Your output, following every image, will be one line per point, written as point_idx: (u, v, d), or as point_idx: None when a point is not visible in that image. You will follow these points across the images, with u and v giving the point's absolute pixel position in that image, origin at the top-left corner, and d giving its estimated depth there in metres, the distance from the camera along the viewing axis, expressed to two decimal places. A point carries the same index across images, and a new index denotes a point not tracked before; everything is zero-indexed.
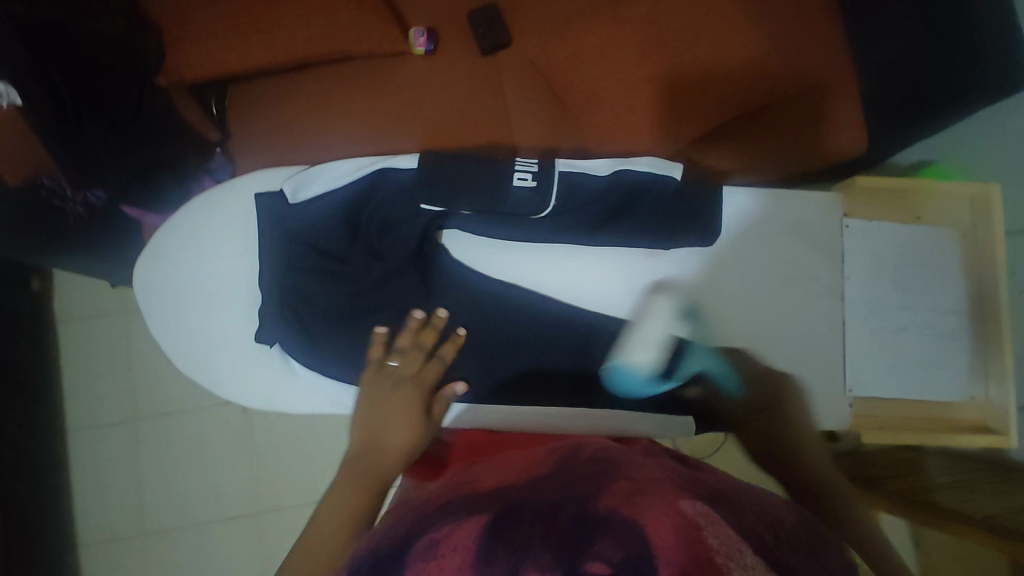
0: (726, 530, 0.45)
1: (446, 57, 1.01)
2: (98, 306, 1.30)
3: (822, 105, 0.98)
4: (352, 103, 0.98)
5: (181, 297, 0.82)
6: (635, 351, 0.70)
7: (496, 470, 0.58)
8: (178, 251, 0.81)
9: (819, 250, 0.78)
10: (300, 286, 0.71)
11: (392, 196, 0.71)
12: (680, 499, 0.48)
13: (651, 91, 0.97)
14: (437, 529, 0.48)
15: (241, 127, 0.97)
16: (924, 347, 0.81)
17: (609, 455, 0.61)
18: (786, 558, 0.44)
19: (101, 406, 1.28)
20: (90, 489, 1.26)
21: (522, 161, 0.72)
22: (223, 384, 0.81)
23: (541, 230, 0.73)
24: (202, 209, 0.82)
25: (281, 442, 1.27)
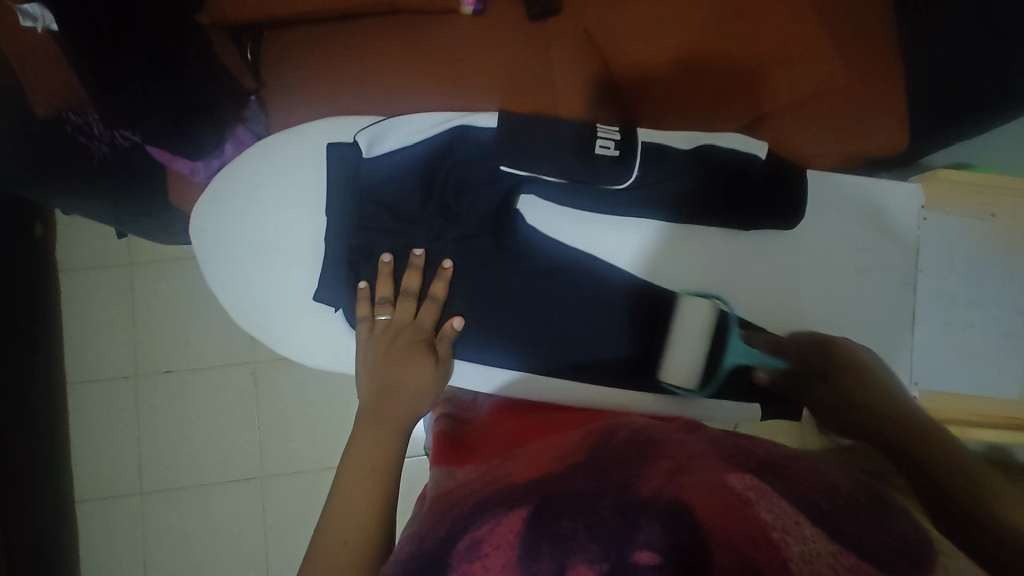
0: (780, 502, 0.40)
1: (496, 20, 0.97)
2: (102, 256, 1.25)
3: (879, 95, 0.96)
4: (394, 59, 0.95)
5: (238, 247, 0.79)
6: (674, 365, 0.73)
7: (530, 460, 0.53)
8: (237, 197, 0.79)
9: (896, 242, 0.79)
10: (367, 240, 0.72)
11: (475, 156, 0.70)
12: (727, 473, 0.44)
13: (704, 72, 0.95)
14: (479, 528, 0.44)
15: (279, 77, 0.94)
16: (989, 344, 0.80)
17: (649, 434, 0.55)
18: (849, 524, 0.39)
19: (105, 359, 1.24)
20: (92, 444, 1.23)
21: (604, 128, 0.69)
22: (280, 340, 0.79)
23: (622, 203, 0.72)
24: (264, 154, 0.79)
25: (291, 406, 1.25)
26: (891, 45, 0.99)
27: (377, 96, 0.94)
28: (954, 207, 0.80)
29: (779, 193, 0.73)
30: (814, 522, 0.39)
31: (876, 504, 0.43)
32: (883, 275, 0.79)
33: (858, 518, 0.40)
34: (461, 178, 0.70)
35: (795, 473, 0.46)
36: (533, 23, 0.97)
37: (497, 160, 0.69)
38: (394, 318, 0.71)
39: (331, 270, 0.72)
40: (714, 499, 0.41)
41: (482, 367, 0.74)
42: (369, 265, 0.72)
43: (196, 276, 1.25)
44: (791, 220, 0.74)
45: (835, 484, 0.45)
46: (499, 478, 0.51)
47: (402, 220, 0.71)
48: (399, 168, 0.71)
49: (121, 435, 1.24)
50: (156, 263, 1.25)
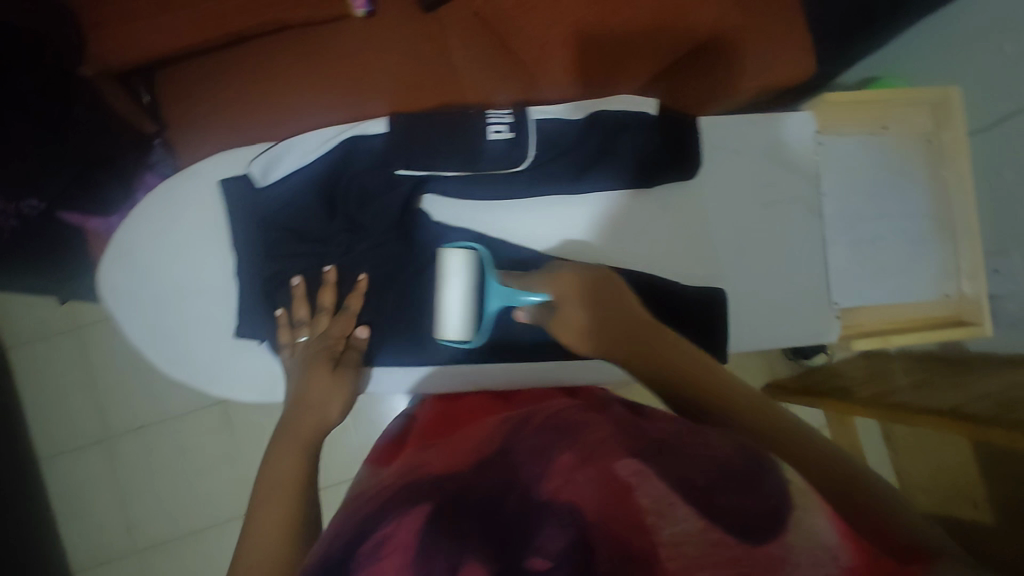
0: (660, 483, 0.42)
1: (388, 20, 0.96)
2: (44, 326, 1.22)
3: (770, 30, 0.98)
4: (294, 79, 0.93)
5: (156, 299, 0.79)
6: (445, 327, 0.72)
7: (445, 455, 0.54)
8: (146, 248, 0.78)
9: (797, 172, 0.81)
10: (280, 268, 0.72)
11: (370, 165, 0.70)
12: (617, 461, 0.45)
13: (606, 34, 0.95)
14: (383, 528, 0.44)
15: (180, 115, 0.92)
16: (900, 254, 0.83)
17: (559, 419, 0.58)
18: (719, 498, 0.41)
19: (68, 429, 1.22)
20: (74, 514, 1.22)
21: (494, 113, 0.70)
22: (214, 382, 0.79)
23: (520, 185, 0.72)
24: (166, 198, 0.78)
25: (265, 436, 1.24)
26: None
27: (280, 117, 0.92)
28: (847, 128, 0.83)
29: (676, 150, 0.75)
30: (687, 501, 0.41)
31: (748, 471, 0.43)
32: (790, 206, 0.81)
33: (730, 489, 0.41)
34: (360, 190, 0.70)
35: (687, 445, 0.47)
36: (427, 15, 0.97)
37: (393, 164, 0.69)
38: (313, 338, 0.71)
39: (253, 306, 0.74)
40: (604, 491, 0.42)
41: (411, 368, 0.75)
42: (285, 292, 0.72)
43: None
44: (690, 168, 0.76)
45: (714, 454, 0.45)
46: (411, 473, 0.53)
47: (307, 241, 0.72)
48: (297, 190, 0.70)
49: (103, 500, 1.22)
50: (103, 322, 1.23)
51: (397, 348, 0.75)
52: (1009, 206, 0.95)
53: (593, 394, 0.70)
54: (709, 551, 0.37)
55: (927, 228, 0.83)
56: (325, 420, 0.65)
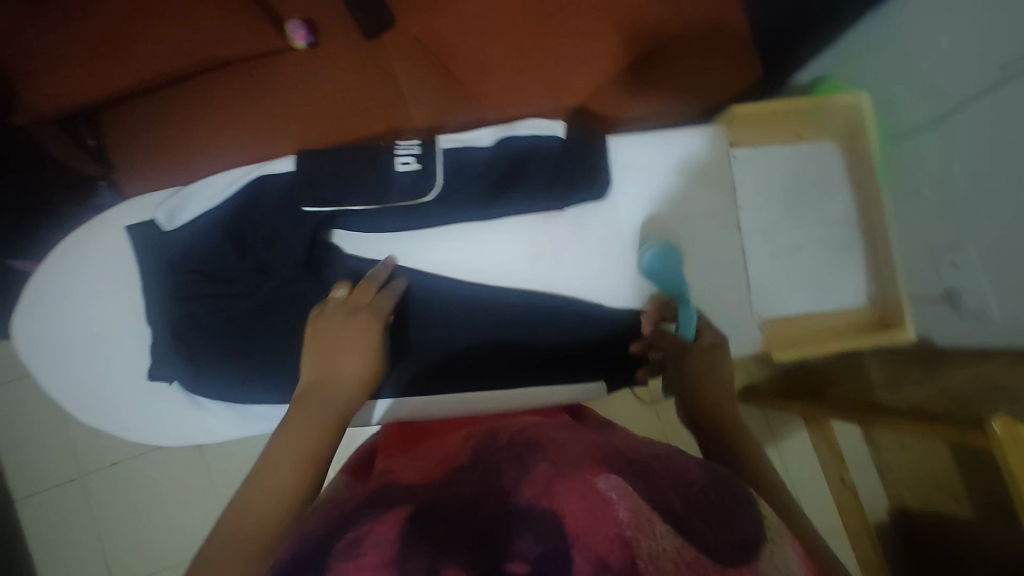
0: (638, 501, 0.42)
1: (330, 48, 0.97)
2: (13, 367, 1.23)
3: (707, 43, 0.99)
4: (237, 113, 0.94)
5: (68, 345, 0.80)
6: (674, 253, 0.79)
7: (413, 463, 0.58)
8: (62, 299, 0.79)
9: (713, 186, 0.82)
10: (189, 311, 0.72)
11: (276, 204, 0.72)
12: (596, 476, 0.45)
13: (540, 52, 0.96)
14: (360, 526, 0.44)
15: (122, 156, 0.93)
16: (821, 261, 0.85)
17: (528, 436, 0.58)
18: (695, 525, 0.42)
19: (43, 468, 1.23)
20: (53, 553, 1.22)
21: (402, 146, 0.74)
22: (130, 428, 0.80)
23: (430, 219, 0.74)
24: (77, 250, 0.79)
25: (238, 467, 1.25)
26: None
27: (224, 152, 0.93)
28: (761, 141, 0.86)
29: (580, 167, 0.76)
30: (664, 519, 0.41)
31: (720, 499, 0.45)
32: (707, 221, 0.82)
33: (705, 517, 0.42)
34: (269, 228, 0.70)
35: (654, 469, 0.49)
36: (370, 41, 0.98)
37: (300, 199, 0.71)
38: (351, 298, 0.70)
39: (167, 349, 0.74)
40: (580, 504, 0.42)
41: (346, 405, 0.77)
42: (197, 335, 0.73)
43: None
44: (601, 188, 0.77)
45: (686, 481, 0.47)
46: (382, 477, 0.56)
47: (218, 282, 0.72)
48: (205, 232, 0.72)
49: (81, 539, 1.23)
50: None
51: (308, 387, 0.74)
52: (959, 203, 0.94)
53: (558, 416, 0.71)
54: (681, 569, 0.38)
55: (847, 235, 0.85)
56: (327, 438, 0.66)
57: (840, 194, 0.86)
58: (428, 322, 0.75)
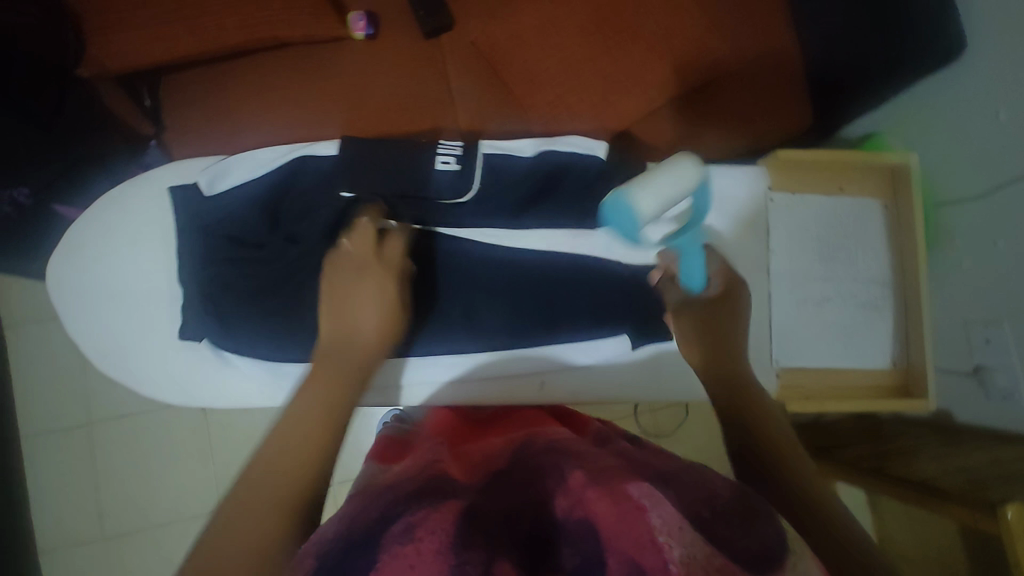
0: (672, 509, 0.41)
1: (388, 42, 1.00)
2: (42, 309, 1.27)
3: (757, 91, 0.99)
4: (290, 93, 0.97)
5: (96, 294, 0.82)
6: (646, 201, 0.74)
7: (457, 461, 0.60)
8: (98, 249, 0.82)
9: (748, 228, 0.83)
10: (218, 273, 0.74)
11: (316, 183, 0.74)
12: (628, 484, 0.44)
13: (592, 71, 0.97)
14: (411, 514, 0.43)
15: (176, 120, 0.96)
16: (850, 316, 0.83)
17: (562, 443, 0.61)
18: (721, 530, 0.42)
19: (53, 411, 1.26)
20: (49, 494, 1.25)
21: (445, 145, 0.76)
22: (144, 383, 0.82)
23: (466, 216, 0.76)
24: (119, 206, 0.82)
25: (238, 436, 1.27)
26: (778, 25, 1.00)
27: (271, 128, 0.96)
28: (805, 188, 0.84)
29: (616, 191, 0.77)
30: (694, 529, 0.40)
31: (743, 510, 0.44)
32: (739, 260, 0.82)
33: (728, 524, 0.42)
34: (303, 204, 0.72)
35: (685, 481, 0.49)
36: (428, 40, 1.00)
37: (337, 185, 0.72)
38: (357, 251, 0.69)
39: (197, 310, 0.76)
40: (613, 506, 0.42)
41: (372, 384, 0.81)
42: (227, 301, 0.74)
43: None
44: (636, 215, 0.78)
45: (713, 492, 0.47)
46: (423, 470, 0.57)
47: (250, 250, 0.74)
48: (245, 200, 0.74)
49: (79, 484, 1.25)
50: None
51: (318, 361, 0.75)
52: (1002, 278, 0.91)
53: (588, 427, 0.73)
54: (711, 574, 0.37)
55: (879, 293, 0.84)
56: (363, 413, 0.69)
57: (876, 249, 0.84)
58: (456, 316, 0.77)
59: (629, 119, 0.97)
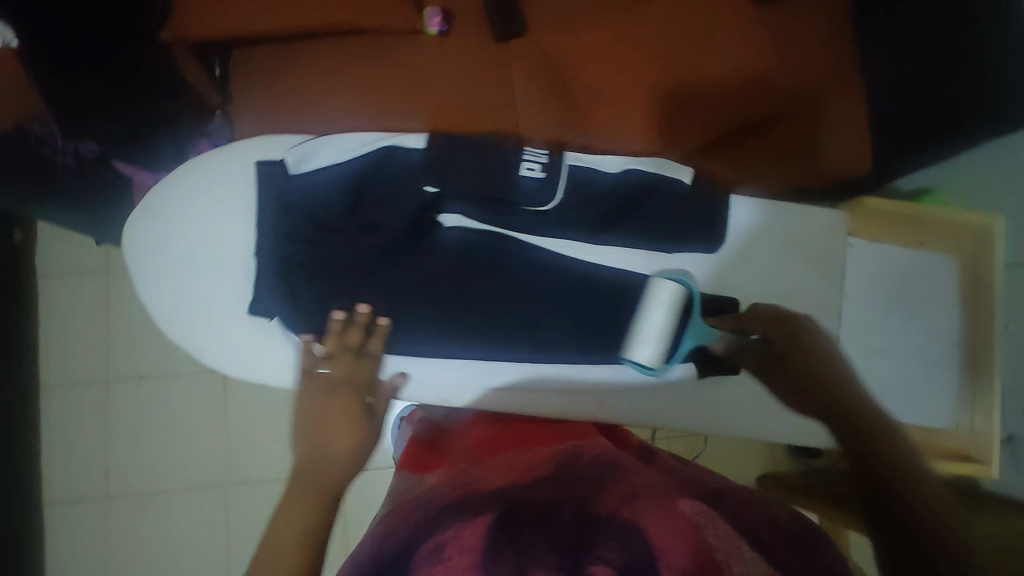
0: (725, 528, 0.53)
1: (458, 41, 1.00)
2: (78, 261, 1.27)
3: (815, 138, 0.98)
4: (356, 80, 0.97)
5: (171, 259, 0.84)
6: (637, 350, 0.78)
7: (496, 473, 0.67)
8: (172, 209, 0.84)
9: (818, 269, 0.87)
10: (294, 253, 0.76)
11: (401, 175, 0.74)
12: (680, 502, 0.58)
13: (655, 95, 0.96)
14: (444, 532, 0.56)
15: (242, 92, 0.97)
16: (912, 376, 0.87)
17: (608, 458, 0.69)
18: (781, 549, 0.52)
19: (74, 364, 1.26)
20: (58, 447, 1.24)
21: (531, 151, 0.75)
22: (205, 352, 0.84)
23: (547, 223, 0.76)
24: (198, 169, 0.84)
25: (254, 411, 1.26)
26: (847, 70, 1.01)
27: (334, 112, 0.96)
28: (879, 236, 0.89)
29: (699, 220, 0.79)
30: (752, 547, 0.51)
31: (804, 542, 0.54)
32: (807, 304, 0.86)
33: (787, 547, 0.53)
34: (383, 196, 0.74)
35: (745, 508, 0.60)
36: (496, 44, 1.00)
37: (423, 179, 0.74)
38: (334, 371, 0.79)
39: (271, 282, 0.77)
40: (664, 522, 0.53)
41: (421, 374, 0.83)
42: (300, 279, 0.76)
43: None
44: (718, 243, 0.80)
45: (774, 518, 0.59)
46: (467, 486, 0.65)
47: (325, 230, 0.75)
48: (329, 183, 0.75)
49: (90, 441, 1.25)
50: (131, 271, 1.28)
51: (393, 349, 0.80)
52: None
53: (631, 441, 0.80)
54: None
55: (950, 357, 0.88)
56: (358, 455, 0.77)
57: (951, 313, 0.87)
58: (522, 322, 0.80)
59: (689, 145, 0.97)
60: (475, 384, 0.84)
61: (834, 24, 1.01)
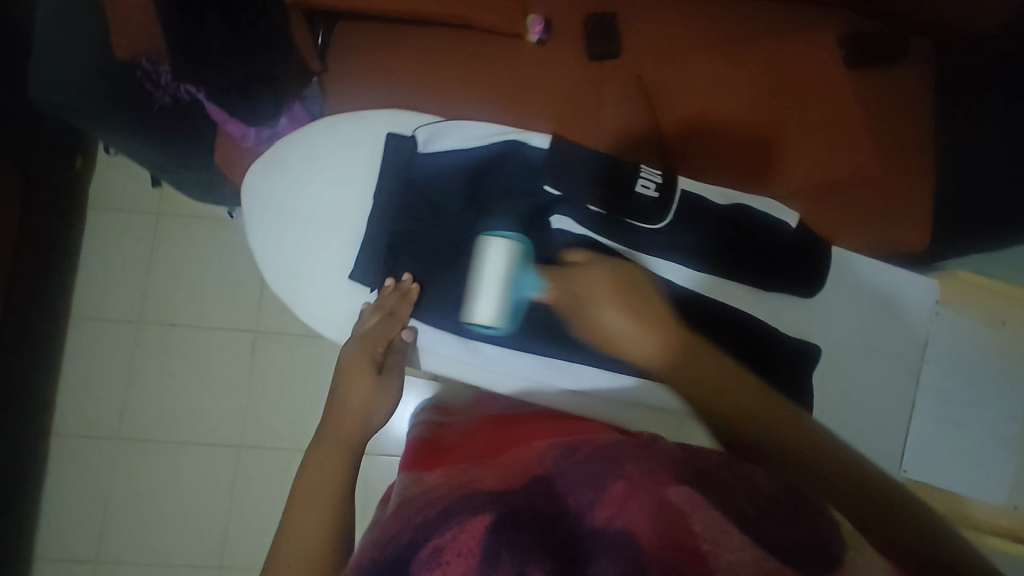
0: (713, 513, 0.44)
1: (554, 50, 1.01)
2: (132, 199, 1.28)
3: (891, 195, 0.97)
4: (451, 70, 0.99)
5: (287, 213, 0.90)
6: (479, 314, 0.78)
7: (496, 475, 0.59)
8: (297, 165, 0.90)
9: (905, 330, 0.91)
10: (406, 227, 0.83)
11: (523, 169, 0.82)
12: (669, 488, 0.47)
13: (742, 135, 0.98)
14: (439, 536, 0.51)
15: (337, 65, 0.99)
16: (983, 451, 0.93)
17: (610, 449, 0.61)
18: (772, 530, 0.45)
19: (107, 300, 1.26)
20: (76, 380, 1.23)
21: (646, 169, 0.80)
22: (304, 308, 0.88)
23: (650, 241, 0.82)
24: (326, 132, 0.90)
25: (280, 375, 1.26)
26: (928, 142, 1.01)
27: (427, 97, 0.98)
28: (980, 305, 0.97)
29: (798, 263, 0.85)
30: (741, 530, 0.43)
31: (805, 521, 0.47)
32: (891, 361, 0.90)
33: (777, 525, 0.45)
34: (505, 187, 0.81)
35: (731, 483, 0.51)
36: (590, 62, 1.02)
37: (543, 179, 0.81)
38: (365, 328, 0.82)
39: (376, 255, 0.84)
40: (653, 514, 0.45)
41: (488, 360, 0.86)
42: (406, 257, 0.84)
43: (221, 239, 1.29)
44: (810, 285, 0.86)
45: (765, 490, 0.51)
46: (463, 487, 0.58)
47: (437, 210, 0.83)
48: (451, 166, 0.84)
49: (109, 379, 1.24)
50: (179, 217, 1.29)
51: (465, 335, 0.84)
52: None
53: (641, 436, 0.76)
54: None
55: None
56: (366, 425, 0.75)
57: None
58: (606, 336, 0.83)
59: (778, 188, 0.97)
60: (532, 378, 0.86)
61: (921, 95, 1.02)
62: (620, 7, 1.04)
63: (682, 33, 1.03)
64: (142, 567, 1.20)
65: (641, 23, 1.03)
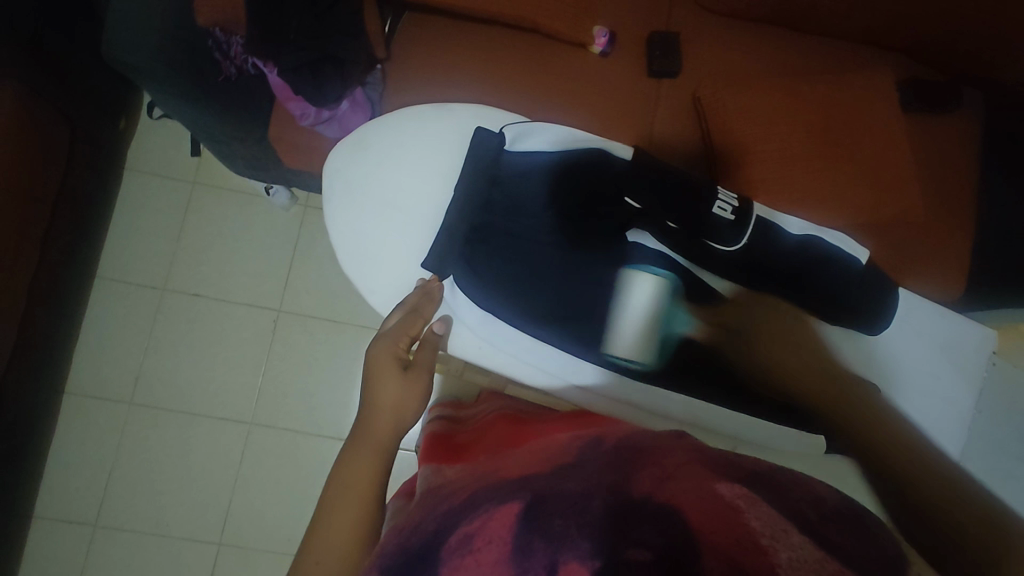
0: (769, 511, 0.42)
1: (615, 63, 1.02)
2: (171, 166, 1.28)
3: (929, 244, 0.98)
4: (514, 71, 0.99)
5: (362, 193, 0.89)
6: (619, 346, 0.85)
7: (524, 463, 0.54)
8: (378, 149, 0.90)
9: (960, 374, 0.90)
10: (474, 219, 0.84)
11: (605, 176, 0.84)
12: (716, 482, 0.45)
13: (804, 167, 0.95)
14: (469, 523, 0.46)
15: (401, 53, 0.99)
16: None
17: (636, 444, 0.56)
18: (834, 536, 0.41)
19: (135, 264, 1.25)
20: (99, 342, 1.23)
21: (724, 193, 0.84)
22: (372, 292, 0.88)
23: (718, 259, 0.85)
24: (414, 119, 0.90)
25: (302, 355, 1.25)
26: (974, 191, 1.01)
27: (487, 94, 0.98)
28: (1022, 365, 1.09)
29: (860, 301, 0.85)
30: (799, 531, 0.40)
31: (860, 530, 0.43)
32: (945, 405, 0.89)
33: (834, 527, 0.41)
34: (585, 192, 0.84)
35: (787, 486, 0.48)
36: (650, 78, 1.02)
37: (624, 190, 0.84)
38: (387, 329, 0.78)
39: (446, 242, 0.84)
40: (703, 504, 0.42)
41: (534, 361, 0.85)
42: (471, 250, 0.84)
43: (256, 214, 1.28)
44: (872, 324, 0.86)
45: (818, 497, 0.46)
46: (489, 477, 0.53)
47: (515, 208, 0.85)
48: (537, 167, 0.85)
49: (130, 343, 1.23)
50: (217, 188, 1.28)
51: (522, 330, 0.84)
52: None
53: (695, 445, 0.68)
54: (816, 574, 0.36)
55: None
56: None
57: None
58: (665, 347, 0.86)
59: (832, 221, 0.95)
60: (556, 376, 0.84)
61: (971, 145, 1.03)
62: (685, 29, 1.05)
63: (743, 59, 1.04)
64: (139, 534, 1.19)
65: (703, 47, 1.04)
